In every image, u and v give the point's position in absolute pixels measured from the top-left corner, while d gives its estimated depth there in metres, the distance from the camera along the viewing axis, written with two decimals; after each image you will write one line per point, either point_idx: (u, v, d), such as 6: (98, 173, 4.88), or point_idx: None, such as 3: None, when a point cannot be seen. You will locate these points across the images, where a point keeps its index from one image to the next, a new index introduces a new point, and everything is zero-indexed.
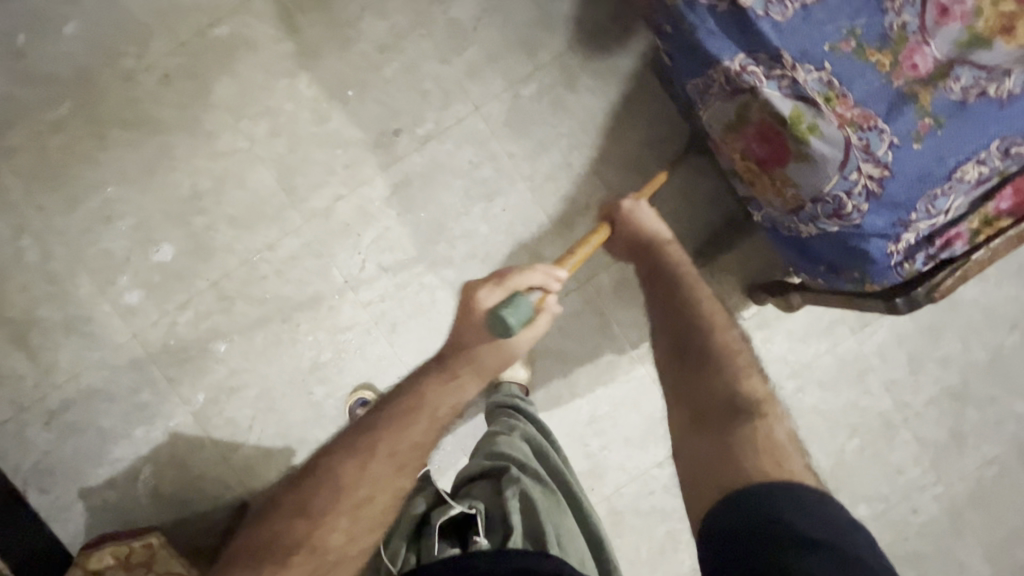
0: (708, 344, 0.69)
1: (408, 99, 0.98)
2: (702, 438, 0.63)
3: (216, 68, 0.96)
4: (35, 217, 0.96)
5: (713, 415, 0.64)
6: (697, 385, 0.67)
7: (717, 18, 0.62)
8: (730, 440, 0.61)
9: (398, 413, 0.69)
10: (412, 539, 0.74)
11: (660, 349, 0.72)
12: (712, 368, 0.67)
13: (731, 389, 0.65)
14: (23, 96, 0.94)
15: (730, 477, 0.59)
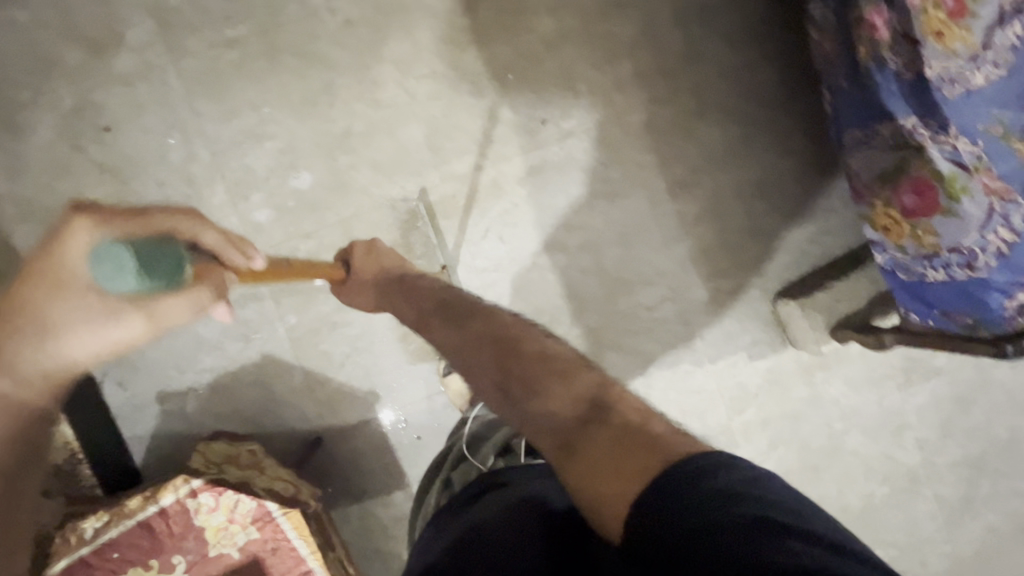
0: (524, 354, 0.62)
1: (561, 94, 1.06)
2: (579, 461, 0.50)
3: (394, 25, 1.03)
4: (189, 120, 0.99)
5: (574, 432, 0.53)
6: (530, 412, 0.57)
7: (900, 83, 0.73)
8: (601, 439, 0.51)
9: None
10: (498, 452, 0.85)
11: (489, 386, 0.63)
12: (541, 388, 0.58)
13: (574, 394, 0.56)
14: (209, 6, 0.99)
15: (621, 477, 0.47)
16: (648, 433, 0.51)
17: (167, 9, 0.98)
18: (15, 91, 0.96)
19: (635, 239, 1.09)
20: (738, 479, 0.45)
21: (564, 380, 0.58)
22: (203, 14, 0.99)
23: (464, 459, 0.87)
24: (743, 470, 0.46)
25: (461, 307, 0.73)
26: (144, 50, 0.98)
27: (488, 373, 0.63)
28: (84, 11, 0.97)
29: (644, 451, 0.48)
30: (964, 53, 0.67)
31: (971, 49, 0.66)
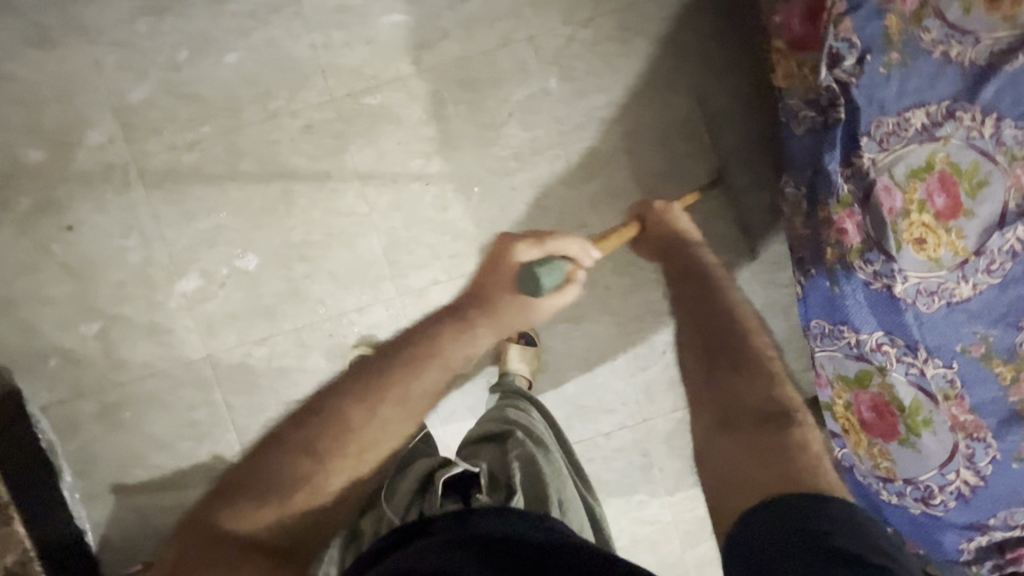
0: (746, 346, 0.68)
1: (529, 210, 1.01)
2: (728, 444, 0.62)
3: (359, 133, 0.99)
4: (147, 222, 0.99)
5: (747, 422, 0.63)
6: (722, 397, 0.66)
7: (868, 292, 0.65)
8: (767, 442, 0.60)
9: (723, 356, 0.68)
10: (415, 494, 0.73)
11: (687, 351, 0.71)
12: (743, 370, 0.66)
13: (766, 396, 0.64)
14: (170, 107, 0.97)
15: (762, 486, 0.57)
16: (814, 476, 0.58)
17: (129, 109, 0.97)
18: None
19: (596, 365, 1.04)
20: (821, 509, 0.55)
21: (768, 381, 0.66)
22: (166, 115, 0.97)
23: (377, 502, 0.78)
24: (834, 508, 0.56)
25: (679, 258, 0.77)
26: (108, 148, 0.98)
27: (694, 341, 0.71)
28: (49, 109, 0.96)
29: (799, 476, 0.57)
30: (949, 260, 0.64)
31: (957, 255, 0.64)
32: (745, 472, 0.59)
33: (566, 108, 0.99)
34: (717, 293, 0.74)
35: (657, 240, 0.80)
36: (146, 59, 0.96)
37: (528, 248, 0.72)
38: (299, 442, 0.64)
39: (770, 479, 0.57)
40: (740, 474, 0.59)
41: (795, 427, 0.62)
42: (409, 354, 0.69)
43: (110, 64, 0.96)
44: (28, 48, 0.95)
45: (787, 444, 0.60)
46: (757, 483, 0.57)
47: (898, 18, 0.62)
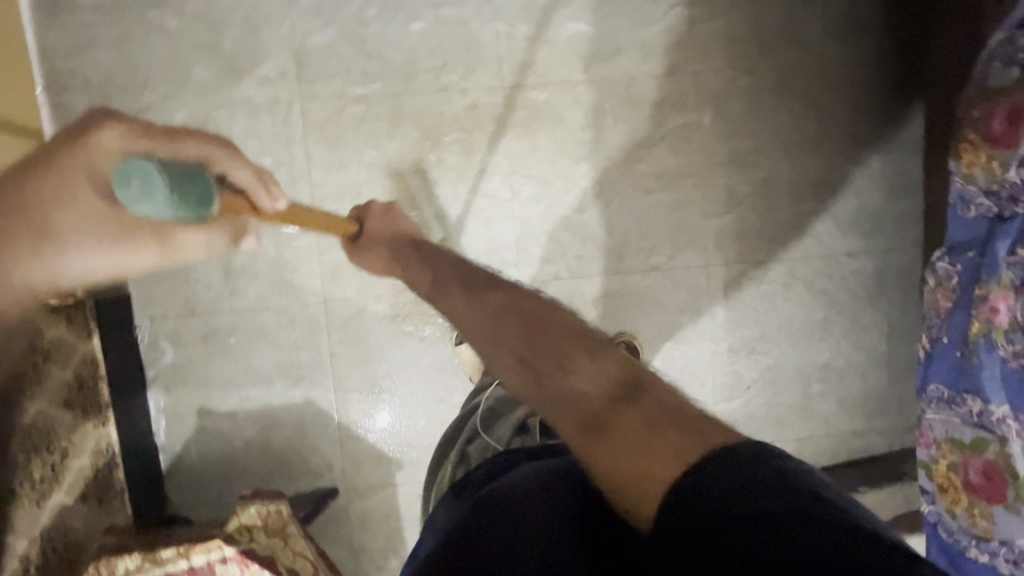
0: (550, 328, 0.57)
1: (659, 229, 1.07)
2: (605, 446, 0.48)
3: (520, 124, 1.04)
4: (299, 161, 1.02)
5: (604, 413, 0.49)
6: (549, 398, 0.53)
7: (1004, 368, 0.72)
8: (627, 425, 0.48)
9: (539, 342, 0.56)
10: (515, 429, 0.77)
11: (504, 361, 0.57)
12: (568, 362, 0.54)
13: (600, 376, 0.52)
14: (349, 58, 1.00)
15: (624, 474, 0.46)
16: (687, 415, 0.48)
17: (308, 50, 1.00)
18: (144, 89, 0.98)
19: (686, 385, 1.10)
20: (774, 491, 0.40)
21: (592, 356, 0.54)
22: (342, 63, 1.00)
23: (479, 433, 0.80)
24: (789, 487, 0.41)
25: (405, 241, 0.88)
26: (276, 82, 1.00)
27: (501, 347, 0.58)
28: (230, 32, 0.99)
29: (688, 441, 0.45)
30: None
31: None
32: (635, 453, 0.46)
33: (713, 144, 1.06)
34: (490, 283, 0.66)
35: (385, 236, 0.88)
36: (337, 8, 1.00)
37: (144, 138, 0.66)
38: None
39: (664, 453, 0.45)
40: (632, 460, 0.45)
41: (647, 396, 0.50)
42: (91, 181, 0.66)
43: (302, 4, 0.99)
44: None
45: (654, 412, 0.48)
46: (646, 464, 0.45)
47: None
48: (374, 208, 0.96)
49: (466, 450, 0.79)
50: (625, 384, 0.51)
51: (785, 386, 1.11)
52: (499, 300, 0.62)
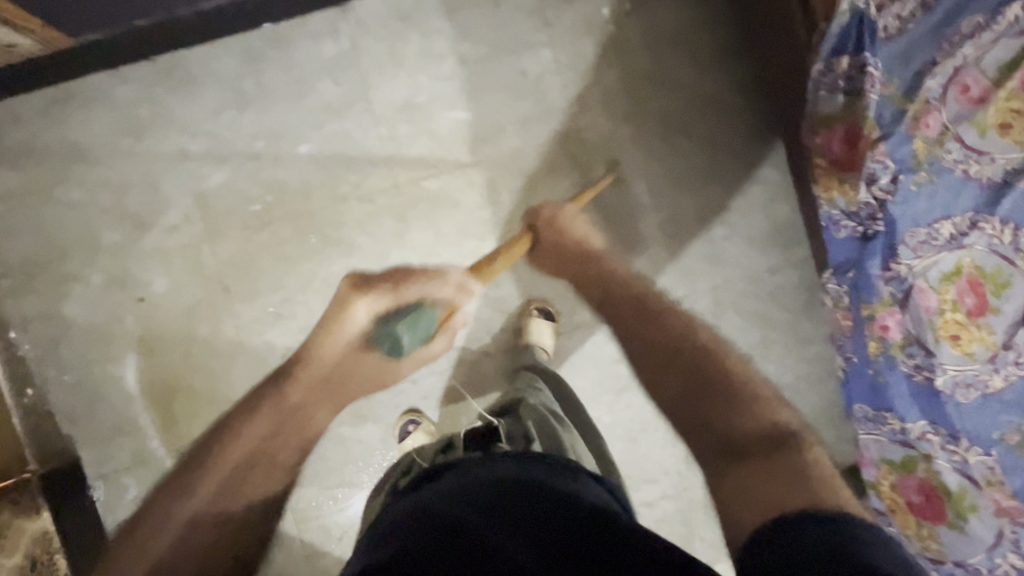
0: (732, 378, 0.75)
1: (577, 287, 1.08)
2: (749, 473, 0.63)
3: (421, 216, 1.07)
4: (218, 296, 1.05)
5: (753, 449, 0.66)
6: (709, 426, 0.70)
7: (911, 383, 0.72)
8: (775, 462, 0.64)
9: (713, 387, 0.73)
10: (440, 450, 0.85)
11: (669, 388, 0.75)
12: (732, 403, 0.71)
13: (760, 424, 0.69)
14: (248, 191, 1.05)
15: (763, 498, 0.60)
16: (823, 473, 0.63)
17: (208, 192, 1.05)
18: (63, 262, 1.04)
19: (638, 434, 1.09)
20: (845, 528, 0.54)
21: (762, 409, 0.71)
22: (243, 198, 1.05)
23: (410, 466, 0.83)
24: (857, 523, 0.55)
25: (582, 266, 0.95)
26: (184, 229, 1.05)
27: (672, 379, 0.75)
28: (133, 192, 1.05)
29: (817, 492, 0.59)
30: (982, 354, 0.70)
31: (988, 349, 0.69)
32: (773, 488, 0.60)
33: (610, 196, 1.08)
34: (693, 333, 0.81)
35: (555, 250, 0.98)
36: (228, 149, 1.05)
37: (383, 300, 0.93)
38: (193, 464, 0.76)
39: (784, 495, 0.59)
40: (767, 489, 0.61)
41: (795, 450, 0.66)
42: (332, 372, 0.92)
43: (195, 153, 1.05)
44: (122, 138, 1.04)
45: (797, 465, 0.63)
46: (769, 496, 0.60)
47: (923, 142, 0.72)
48: (544, 214, 1.02)
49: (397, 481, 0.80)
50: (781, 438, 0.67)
51: None
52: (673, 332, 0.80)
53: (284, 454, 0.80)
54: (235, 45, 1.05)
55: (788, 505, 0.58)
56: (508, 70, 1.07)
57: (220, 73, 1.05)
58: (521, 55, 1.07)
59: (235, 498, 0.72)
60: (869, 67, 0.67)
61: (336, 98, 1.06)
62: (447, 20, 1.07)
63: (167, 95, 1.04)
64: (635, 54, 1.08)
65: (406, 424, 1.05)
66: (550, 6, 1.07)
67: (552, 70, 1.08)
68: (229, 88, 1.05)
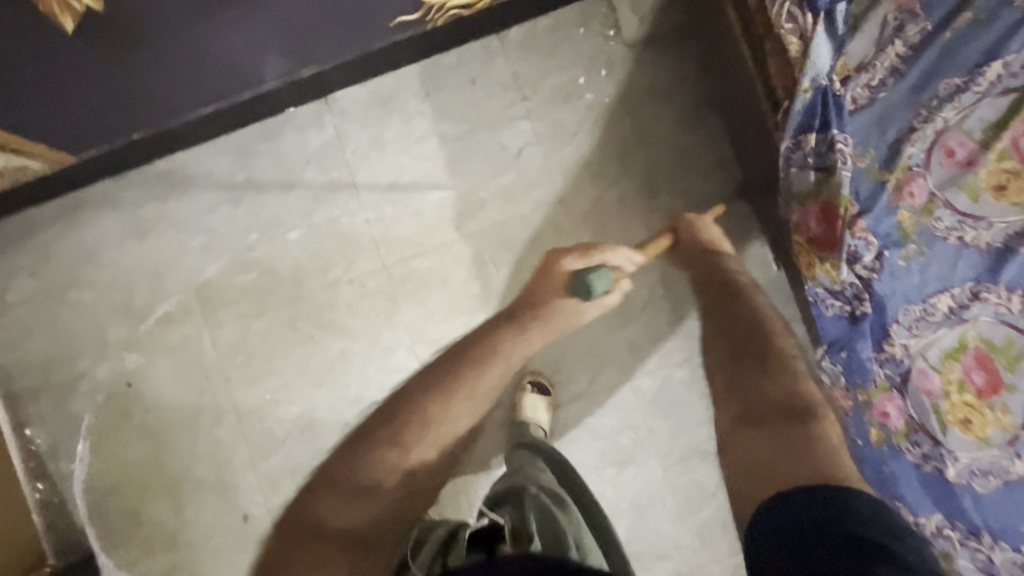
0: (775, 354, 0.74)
1: (571, 356, 1.06)
2: (758, 436, 0.65)
3: (410, 295, 1.07)
4: (219, 386, 1.08)
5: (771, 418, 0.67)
6: (747, 387, 0.71)
7: (920, 473, 0.66)
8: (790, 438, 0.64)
9: (757, 357, 0.73)
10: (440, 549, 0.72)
11: (714, 351, 0.77)
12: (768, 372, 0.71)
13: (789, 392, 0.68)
14: (245, 282, 1.09)
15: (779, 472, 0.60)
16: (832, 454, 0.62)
17: (208, 285, 1.09)
18: (76, 360, 1.08)
19: (646, 508, 1.04)
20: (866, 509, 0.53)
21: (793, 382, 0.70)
22: (239, 288, 1.08)
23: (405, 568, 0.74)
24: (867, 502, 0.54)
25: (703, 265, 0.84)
26: (186, 321, 1.09)
27: (722, 341, 0.77)
28: (139, 290, 1.09)
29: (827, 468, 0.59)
30: (999, 438, 0.64)
31: (1005, 432, 0.64)
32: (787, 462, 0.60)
33: None
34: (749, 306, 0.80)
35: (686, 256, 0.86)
36: (225, 242, 1.09)
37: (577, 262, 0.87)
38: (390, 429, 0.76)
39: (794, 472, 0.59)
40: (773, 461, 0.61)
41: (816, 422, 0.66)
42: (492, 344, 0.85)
43: (195, 248, 1.09)
44: (126, 239, 1.09)
45: (811, 440, 0.63)
46: (779, 470, 0.60)
47: (909, 212, 0.68)
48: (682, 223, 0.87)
49: None
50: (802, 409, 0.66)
51: None
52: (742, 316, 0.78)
53: (451, 414, 0.78)
54: (227, 144, 1.10)
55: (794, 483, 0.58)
56: (488, 145, 1.08)
57: (215, 171, 1.10)
58: (501, 130, 1.08)
59: (339, 511, 0.69)
60: (838, 143, 0.65)
61: (323, 186, 1.09)
62: (426, 102, 1.09)
63: (167, 196, 1.10)
64: (614, 118, 1.07)
65: None
66: (525, 80, 1.08)
67: (533, 141, 1.08)
68: (223, 185, 1.10)
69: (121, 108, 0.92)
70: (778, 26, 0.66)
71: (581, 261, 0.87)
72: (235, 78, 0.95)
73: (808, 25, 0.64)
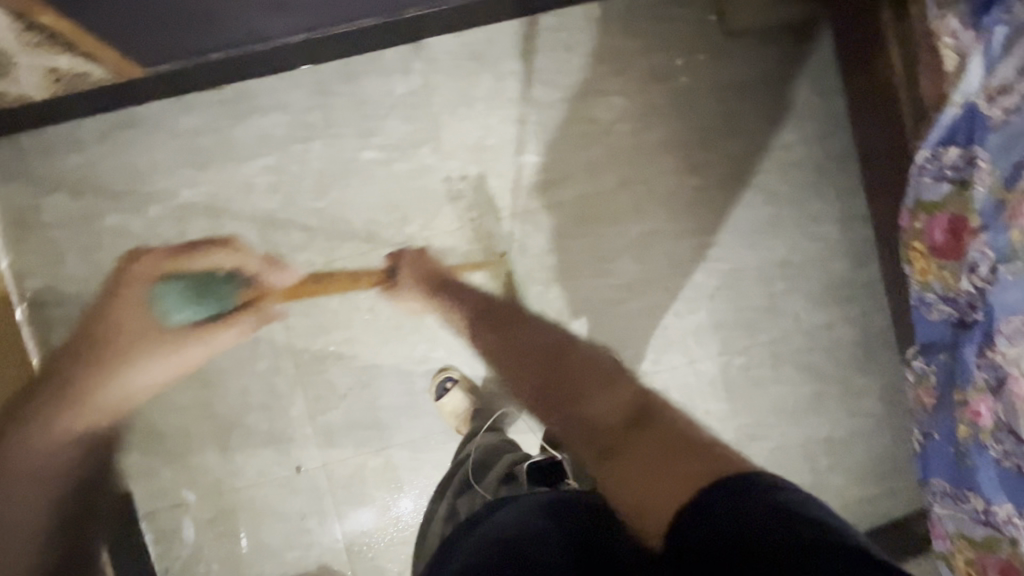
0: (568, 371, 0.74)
1: (639, 335, 1.08)
2: (626, 453, 0.58)
3: (485, 260, 1.06)
4: (280, 333, 1.03)
5: (622, 433, 0.60)
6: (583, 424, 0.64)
7: (999, 468, 0.72)
8: (635, 446, 0.58)
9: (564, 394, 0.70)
10: (501, 480, 0.84)
11: (531, 399, 0.76)
12: (579, 400, 0.68)
13: (618, 406, 0.64)
14: (314, 227, 1.03)
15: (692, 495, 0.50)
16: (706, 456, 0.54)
17: (273, 226, 1.02)
18: None
19: None
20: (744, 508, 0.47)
21: (609, 393, 0.67)
22: (306, 234, 1.03)
23: (466, 488, 0.87)
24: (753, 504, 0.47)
25: (512, 317, 0.95)
26: (246, 263, 1.02)
27: (534, 384, 0.76)
28: (194, 225, 1.02)
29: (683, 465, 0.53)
30: None
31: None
32: (654, 481, 0.53)
33: (673, 247, 1.09)
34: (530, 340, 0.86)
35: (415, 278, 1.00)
36: (294, 183, 1.03)
37: (175, 265, 0.88)
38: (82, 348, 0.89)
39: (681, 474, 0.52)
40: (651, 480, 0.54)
41: (653, 420, 0.61)
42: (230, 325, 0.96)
43: (260, 186, 1.02)
44: (184, 169, 1.01)
45: (661, 437, 0.58)
46: (665, 469, 0.54)
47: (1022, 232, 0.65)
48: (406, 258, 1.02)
49: (454, 503, 0.85)
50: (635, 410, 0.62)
51: (795, 468, 1.10)
52: (532, 334, 0.87)
53: (136, 344, 0.87)
54: (304, 77, 1.03)
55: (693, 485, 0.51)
56: (579, 117, 1.07)
57: (288, 106, 1.02)
58: (592, 103, 1.07)
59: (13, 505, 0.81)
60: (978, 159, 0.69)
61: (405, 136, 1.04)
62: (519, 62, 1.06)
63: (233, 125, 1.02)
64: (705, 106, 1.08)
65: (444, 380, 1.04)
66: (622, 55, 1.07)
67: (623, 118, 1.08)
68: (296, 122, 1.03)
69: (252, 27, 0.87)
70: (937, 39, 0.70)
71: (171, 261, 0.87)
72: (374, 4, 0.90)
73: (968, 43, 0.68)
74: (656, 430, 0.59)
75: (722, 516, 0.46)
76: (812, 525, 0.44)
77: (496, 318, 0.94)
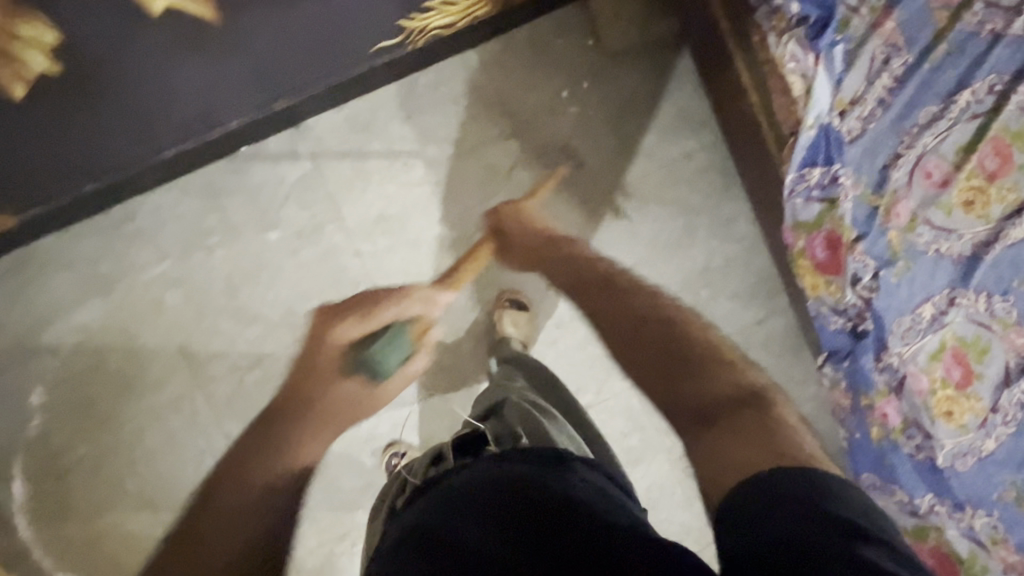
0: (707, 352, 0.79)
1: (578, 370, 1.10)
2: (721, 437, 0.65)
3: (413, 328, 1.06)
4: (220, 442, 1.01)
5: (723, 414, 0.69)
6: (682, 395, 0.74)
7: (914, 462, 0.76)
8: (736, 427, 0.66)
9: (691, 364, 0.77)
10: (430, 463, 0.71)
11: (637, 361, 0.82)
12: (699, 376, 0.75)
13: (730, 385, 0.73)
14: (232, 331, 1.02)
15: (770, 462, 0.60)
16: (790, 441, 0.63)
17: (193, 339, 1.01)
18: (49, 437, 0.98)
19: (656, 499, 1.11)
20: (795, 495, 0.55)
21: (732, 371, 0.75)
22: (227, 339, 1.02)
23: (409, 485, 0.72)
24: (805, 475, 0.57)
25: (547, 240, 1.05)
26: (174, 380, 1.01)
27: (643, 349, 0.82)
28: (111, 352, 1.00)
29: (783, 446, 0.62)
30: (973, 422, 0.70)
31: (978, 416, 0.70)
32: (736, 451, 0.63)
33: None
34: (591, 276, 0.97)
35: (518, 232, 1.06)
36: (204, 291, 1.01)
37: None
38: (632, 338, 0.85)
39: (762, 457, 0.62)
40: (742, 449, 0.63)
41: (763, 406, 0.70)
42: (284, 408, 0.90)
43: (169, 302, 1.01)
44: (89, 299, 1.00)
45: (763, 423, 0.66)
46: (751, 455, 0.62)
47: (896, 231, 0.74)
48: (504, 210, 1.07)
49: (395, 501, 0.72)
50: (745, 394, 0.71)
51: None
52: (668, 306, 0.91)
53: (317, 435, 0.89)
54: (193, 184, 1.01)
55: (764, 467, 0.60)
56: (477, 167, 1.06)
57: (182, 216, 1.01)
58: (488, 151, 1.06)
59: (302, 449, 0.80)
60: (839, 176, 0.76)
61: (307, 222, 1.03)
62: (407, 125, 1.04)
63: (130, 246, 1.00)
64: (599, 132, 1.08)
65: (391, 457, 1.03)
66: (508, 97, 1.06)
67: (522, 160, 1.07)
68: (193, 230, 1.01)
69: (142, 140, 0.84)
70: (783, 64, 0.77)
71: None
72: (243, 97, 0.86)
73: (810, 65, 0.74)
74: (756, 417, 0.67)
75: (796, 538, 0.51)
76: (829, 509, 0.54)
77: (586, 282, 0.96)
